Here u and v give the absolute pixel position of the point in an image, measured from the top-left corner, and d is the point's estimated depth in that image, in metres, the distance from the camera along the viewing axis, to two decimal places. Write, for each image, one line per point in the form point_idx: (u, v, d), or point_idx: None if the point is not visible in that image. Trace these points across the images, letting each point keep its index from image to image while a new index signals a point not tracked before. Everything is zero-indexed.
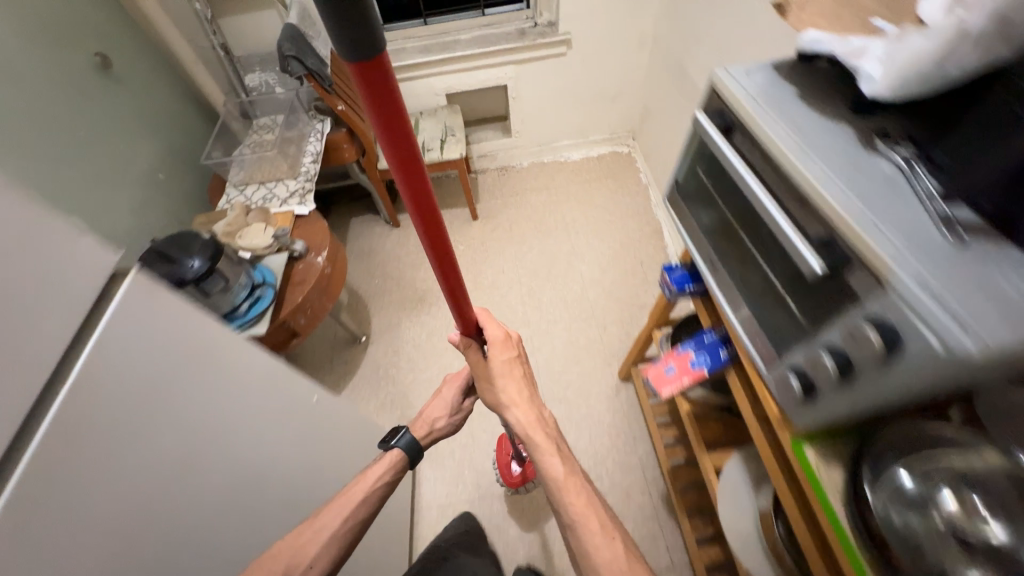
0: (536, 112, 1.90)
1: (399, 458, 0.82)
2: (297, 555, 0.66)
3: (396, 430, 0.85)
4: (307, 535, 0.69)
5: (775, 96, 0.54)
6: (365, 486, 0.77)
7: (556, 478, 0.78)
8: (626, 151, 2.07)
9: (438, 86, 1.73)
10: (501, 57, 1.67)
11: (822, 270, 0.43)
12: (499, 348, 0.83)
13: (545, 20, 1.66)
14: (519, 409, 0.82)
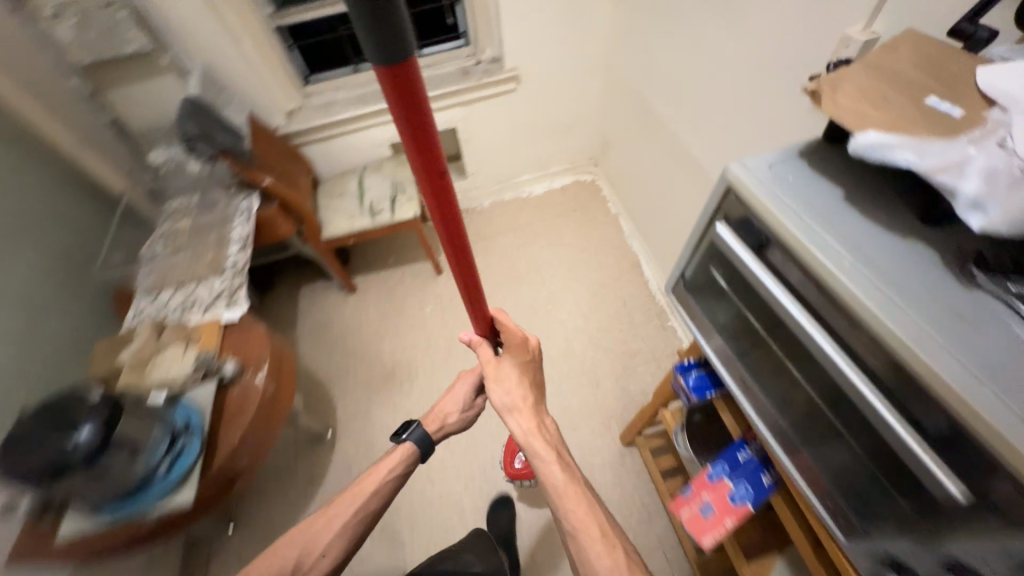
0: (492, 151, 1.77)
1: (410, 453, 0.88)
2: (309, 547, 0.80)
3: (408, 424, 0.89)
4: (320, 524, 0.83)
5: (820, 204, 0.42)
6: (377, 478, 0.86)
7: (553, 483, 0.77)
8: (589, 179, 1.97)
9: (381, 136, 1.56)
10: (447, 100, 1.52)
11: (964, 498, 0.32)
12: (512, 353, 0.82)
13: (489, 57, 1.53)
14: (522, 411, 0.81)
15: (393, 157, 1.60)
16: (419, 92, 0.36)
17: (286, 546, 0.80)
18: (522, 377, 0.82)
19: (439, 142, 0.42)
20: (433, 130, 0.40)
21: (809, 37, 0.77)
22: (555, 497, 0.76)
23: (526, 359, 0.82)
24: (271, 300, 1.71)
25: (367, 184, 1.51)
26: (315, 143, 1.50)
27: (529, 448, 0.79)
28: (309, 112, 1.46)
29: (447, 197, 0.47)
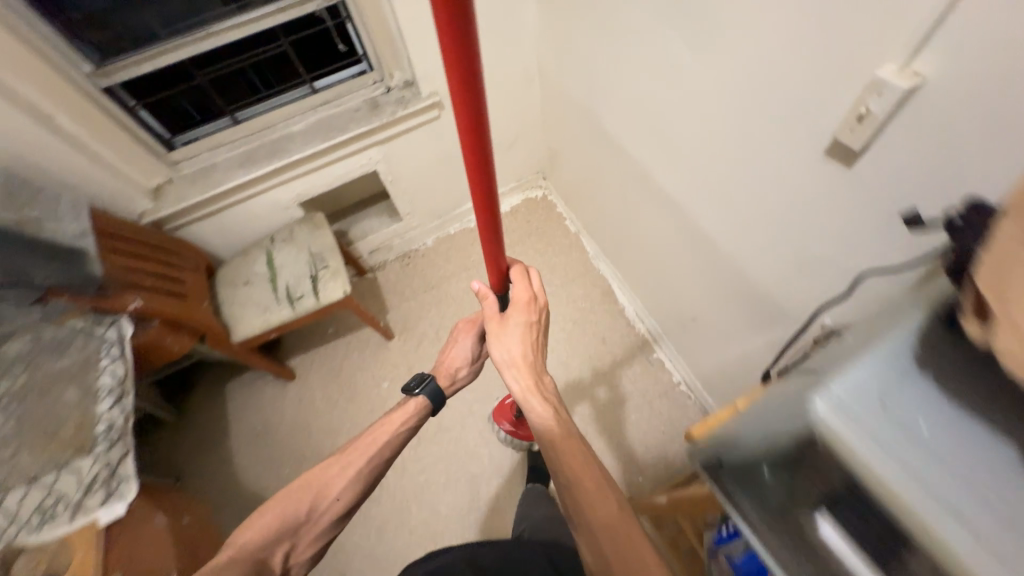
0: (424, 187, 1.50)
1: (424, 407, 0.86)
2: (325, 491, 0.79)
3: (422, 378, 0.87)
4: (334, 470, 0.81)
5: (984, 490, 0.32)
6: (390, 429, 0.84)
7: (550, 441, 0.71)
8: (540, 195, 1.75)
9: (284, 196, 1.26)
10: (356, 144, 1.23)
11: None
12: (516, 310, 0.74)
13: (400, 83, 1.24)
14: (520, 361, 0.74)
15: (305, 218, 1.31)
16: None
17: (288, 499, 0.79)
18: (527, 336, 0.74)
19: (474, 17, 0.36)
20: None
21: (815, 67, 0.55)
22: (551, 452, 0.70)
23: (533, 319, 0.74)
24: (193, 406, 1.42)
25: (279, 262, 1.22)
26: (202, 221, 1.19)
27: (529, 394, 0.74)
28: (183, 184, 1.15)
29: (477, 95, 0.42)
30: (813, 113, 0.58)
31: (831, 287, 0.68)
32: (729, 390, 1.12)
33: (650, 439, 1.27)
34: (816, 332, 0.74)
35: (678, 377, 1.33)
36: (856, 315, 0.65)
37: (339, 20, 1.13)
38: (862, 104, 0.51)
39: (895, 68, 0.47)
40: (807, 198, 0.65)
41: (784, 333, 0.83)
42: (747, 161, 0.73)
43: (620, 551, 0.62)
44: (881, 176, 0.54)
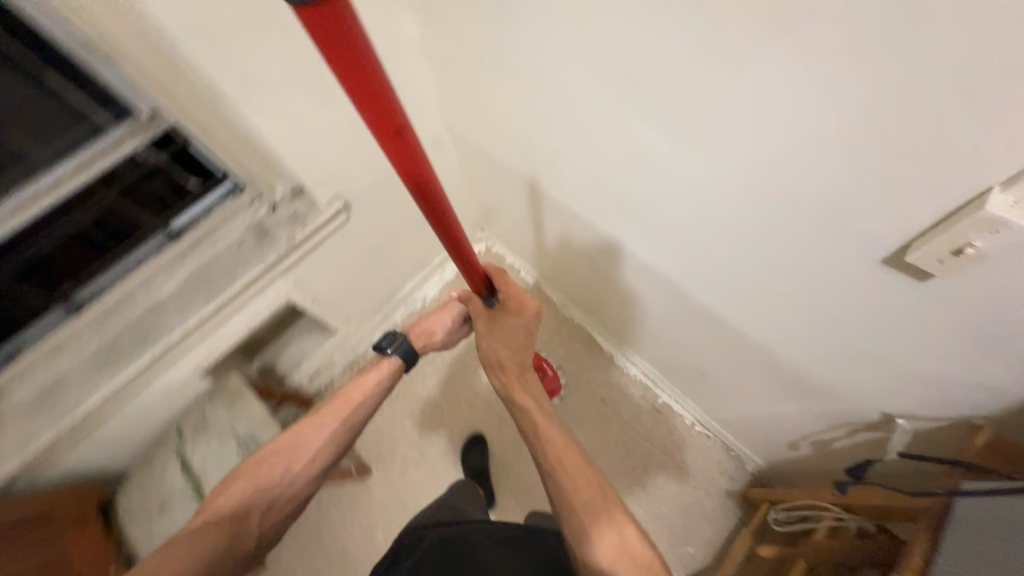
0: (352, 291, 1.25)
1: (395, 367, 0.87)
2: (299, 452, 0.77)
3: (393, 336, 0.87)
4: (307, 433, 0.79)
5: None
6: (360, 391, 0.84)
7: (532, 426, 0.76)
8: (482, 249, 1.56)
9: (179, 374, 0.96)
10: (251, 289, 0.94)
11: None
12: (507, 314, 0.81)
13: (286, 193, 0.95)
14: (500, 328, 0.81)
15: (217, 388, 1.03)
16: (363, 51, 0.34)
17: (264, 467, 0.75)
18: (512, 338, 0.81)
19: (398, 101, 0.39)
20: (386, 83, 0.37)
21: (878, 178, 0.44)
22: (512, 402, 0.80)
23: (526, 320, 0.80)
24: None
25: (200, 458, 0.94)
26: (77, 446, 0.88)
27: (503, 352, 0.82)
28: (18, 420, 0.81)
29: (415, 161, 0.46)
30: (877, 222, 0.47)
31: (901, 385, 0.59)
32: (754, 435, 1.04)
33: (687, 500, 1.16)
34: (880, 419, 0.66)
35: (690, 419, 1.23)
36: (942, 415, 0.57)
37: (179, 145, 0.84)
38: (961, 239, 0.40)
39: (1008, 199, 0.36)
40: (867, 298, 0.54)
41: (830, 408, 0.73)
42: (773, 250, 0.61)
43: (584, 477, 0.70)
44: (985, 299, 0.44)
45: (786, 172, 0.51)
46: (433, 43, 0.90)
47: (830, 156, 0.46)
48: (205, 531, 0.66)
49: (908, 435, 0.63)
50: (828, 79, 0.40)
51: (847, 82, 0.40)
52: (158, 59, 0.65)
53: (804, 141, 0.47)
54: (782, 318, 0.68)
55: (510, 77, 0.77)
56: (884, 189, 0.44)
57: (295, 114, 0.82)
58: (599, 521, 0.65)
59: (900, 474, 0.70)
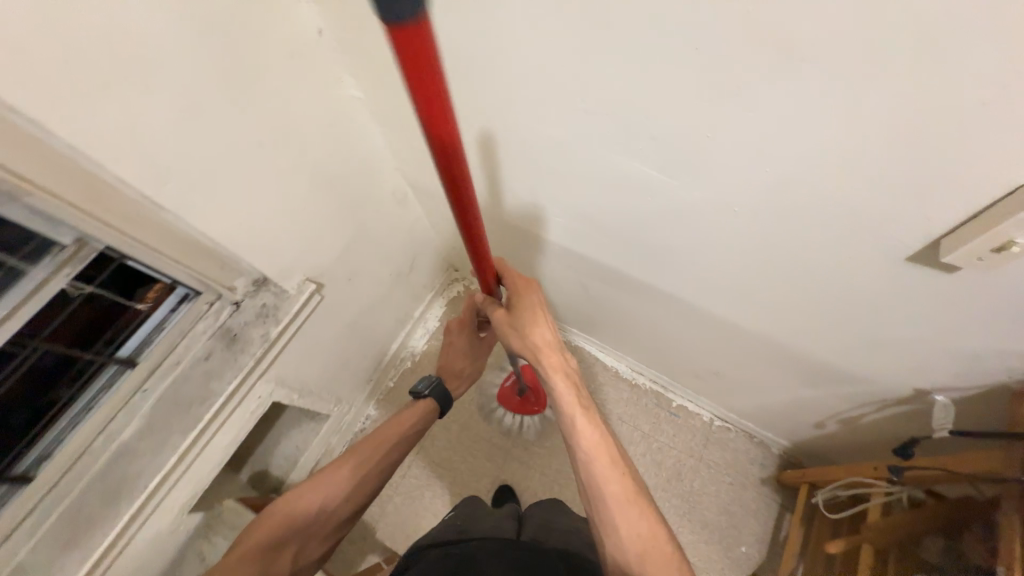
0: (339, 368, 1.17)
1: (431, 408, 0.93)
2: (332, 495, 0.76)
3: (430, 380, 0.94)
4: (343, 471, 0.78)
5: None
6: (401, 429, 0.87)
7: (571, 413, 0.70)
8: (460, 291, 1.53)
9: (164, 520, 0.82)
10: (232, 403, 0.84)
11: None
12: (527, 290, 0.80)
13: (248, 288, 0.86)
14: (522, 318, 0.77)
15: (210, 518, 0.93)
16: (435, 65, 0.36)
17: (301, 502, 0.73)
18: (540, 317, 0.78)
19: (454, 115, 0.42)
20: (448, 98, 0.40)
21: (894, 183, 0.45)
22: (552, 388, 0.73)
23: (535, 296, 0.79)
24: None
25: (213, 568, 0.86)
26: None
27: (531, 337, 0.76)
28: None
29: (458, 168, 0.48)
30: (902, 222, 0.47)
31: (934, 360, 0.61)
32: (770, 418, 1.07)
33: (729, 499, 1.15)
34: (913, 394, 0.69)
35: (708, 415, 1.23)
36: (973, 385, 0.61)
37: (114, 265, 0.71)
38: (1005, 237, 0.40)
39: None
40: (890, 290, 0.55)
41: (853, 386, 0.75)
42: (787, 259, 0.60)
43: (613, 463, 0.67)
44: (1018, 281, 0.46)
45: (800, 183, 0.50)
46: (382, 106, 0.86)
47: (846, 165, 0.46)
48: (245, 563, 0.65)
49: (949, 407, 0.66)
50: (842, 96, 0.40)
51: (871, 95, 0.39)
52: (83, 185, 0.56)
53: (818, 154, 0.46)
54: (801, 317, 0.68)
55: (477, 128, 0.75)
56: (901, 192, 0.45)
57: (252, 207, 0.74)
58: (622, 507, 0.64)
59: (943, 444, 0.72)
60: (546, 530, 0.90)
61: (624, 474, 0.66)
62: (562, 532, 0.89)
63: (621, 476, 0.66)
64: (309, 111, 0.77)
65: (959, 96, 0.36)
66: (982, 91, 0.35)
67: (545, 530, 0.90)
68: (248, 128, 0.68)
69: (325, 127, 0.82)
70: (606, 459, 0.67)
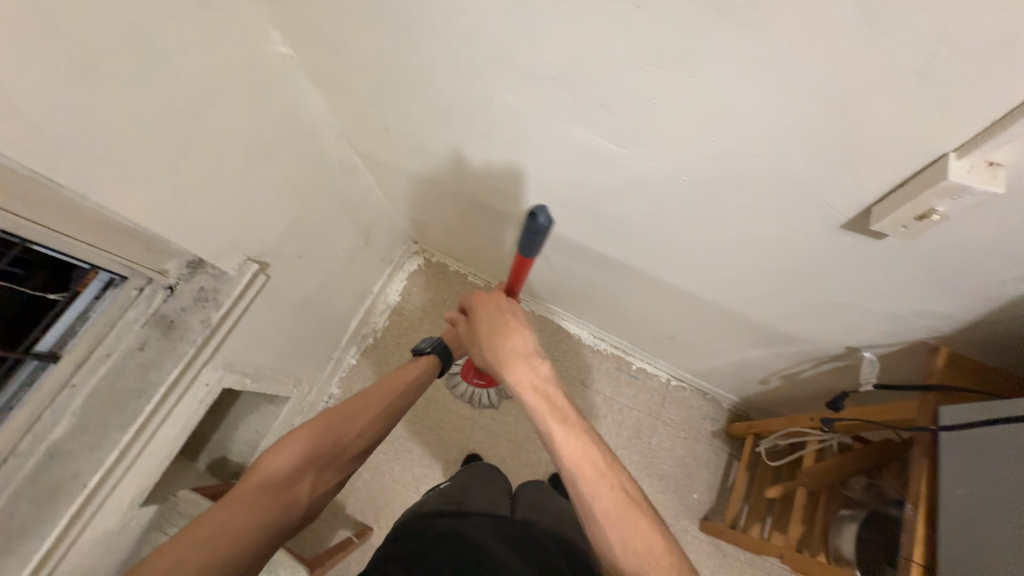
0: (295, 348, 1.13)
1: (432, 362, 0.88)
2: (347, 427, 0.73)
3: (432, 336, 0.91)
4: (356, 407, 0.75)
5: None
6: (407, 376, 0.83)
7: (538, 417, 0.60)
8: (421, 263, 1.48)
9: (112, 516, 0.78)
10: (176, 393, 0.79)
11: None
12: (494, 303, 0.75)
13: (182, 271, 0.80)
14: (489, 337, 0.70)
15: (166, 506, 0.90)
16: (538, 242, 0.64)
17: (317, 436, 0.69)
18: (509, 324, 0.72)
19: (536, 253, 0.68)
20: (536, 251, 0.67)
21: (834, 156, 0.44)
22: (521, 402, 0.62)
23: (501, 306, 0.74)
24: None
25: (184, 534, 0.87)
26: None
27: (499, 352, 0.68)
28: None
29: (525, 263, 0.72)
30: (837, 194, 0.48)
31: (863, 320, 0.65)
32: (721, 377, 1.13)
33: (684, 453, 1.22)
34: (845, 351, 0.74)
35: (665, 376, 1.29)
36: (897, 342, 0.66)
37: (18, 250, 0.64)
38: (926, 206, 0.42)
39: (964, 166, 0.38)
40: (826, 257, 0.57)
41: (794, 345, 0.80)
42: (731, 228, 0.61)
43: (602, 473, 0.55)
44: (938, 248, 0.48)
45: (748, 156, 0.49)
46: (316, 65, 0.78)
47: (789, 138, 0.45)
48: (258, 498, 0.62)
49: (874, 363, 0.71)
50: (785, 67, 0.38)
51: (810, 66, 0.38)
52: None
53: (764, 127, 0.45)
54: (745, 283, 0.71)
55: (420, 90, 0.70)
56: (841, 164, 0.45)
57: (174, 182, 0.67)
58: (617, 519, 0.52)
59: (869, 395, 0.78)
60: (531, 510, 0.92)
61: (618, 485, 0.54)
62: (544, 510, 0.92)
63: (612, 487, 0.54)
64: (230, 72, 0.68)
65: (898, 67, 0.35)
66: (919, 62, 0.34)
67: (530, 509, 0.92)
68: (155, 93, 0.59)
69: (255, 92, 0.74)
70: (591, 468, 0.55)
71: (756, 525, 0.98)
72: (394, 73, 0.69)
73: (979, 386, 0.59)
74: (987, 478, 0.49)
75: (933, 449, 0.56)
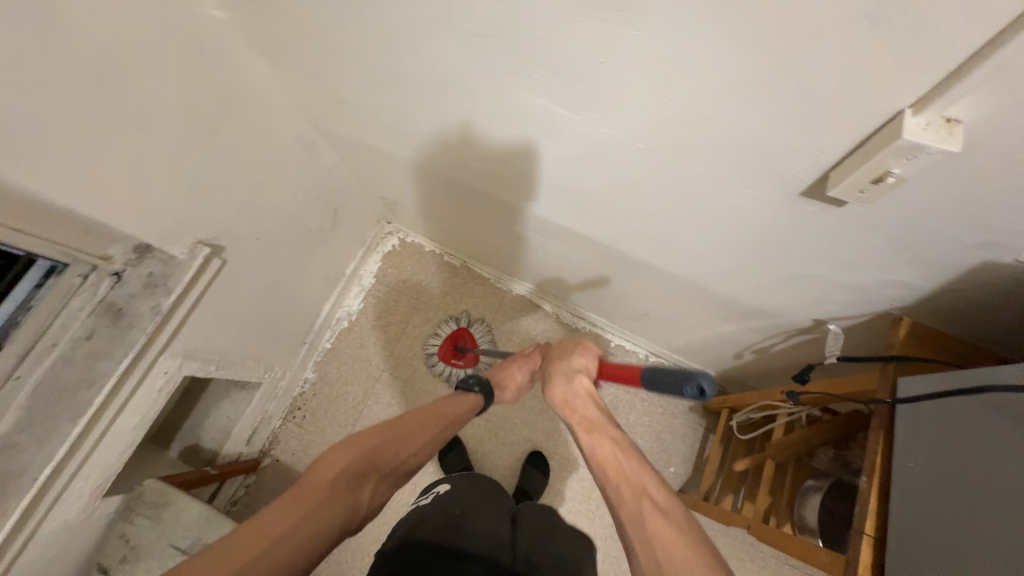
0: (262, 333, 1.10)
1: (477, 402, 0.80)
2: (408, 440, 0.67)
3: (480, 375, 0.84)
4: (416, 421, 0.70)
5: None
6: (462, 403, 0.77)
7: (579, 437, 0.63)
8: (396, 243, 1.44)
9: (73, 508, 0.77)
10: (130, 382, 0.77)
11: None
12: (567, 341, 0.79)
13: (129, 256, 0.76)
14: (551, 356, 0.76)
15: (132, 494, 0.88)
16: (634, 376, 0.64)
17: (383, 441, 0.64)
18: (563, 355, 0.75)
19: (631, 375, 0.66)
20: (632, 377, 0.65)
21: (791, 117, 0.41)
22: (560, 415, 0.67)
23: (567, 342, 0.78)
24: None
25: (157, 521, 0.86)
26: None
27: (551, 368, 0.73)
28: None
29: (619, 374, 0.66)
30: (794, 158, 0.45)
31: (827, 292, 0.64)
32: (695, 352, 1.12)
33: (661, 427, 1.23)
34: (812, 324, 0.73)
35: (643, 352, 1.28)
36: (860, 314, 0.65)
37: None
38: (882, 169, 0.39)
39: (920, 122, 0.36)
40: (788, 226, 0.55)
41: (763, 319, 0.78)
42: (692, 200, 0.59)
43: (623, 478, 0.54)
44: (895, 214, 0.46)
45: (704, 120, 0.46)
46: (259, 28, 0.72)
47: (747, 99, 0.41)
48: (323, 501, 0.55)
49: (839, 336, 0.70)
50: (732, 18, 0.35)
51: (754, 17, 0.34)
52: None
53: (714, 88, 0.42)
54: (711, 256, 0.68)
55: (367, 57, 0.65)
56: (797, 127, 0.42)
57: (106, 162, 0.62)
58: (637, 521, 0.50)
59: (835, 368, 0.78)
60: (538, 540, 0.76)
61: (641, 491, 0.53)
62: (552, 544, 0.75)
63: (633, 491, 0.53)
64: (158, 38, 0.62)
65: (851, 11, 0.32)
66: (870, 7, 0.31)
67: (537, 539, 0.75)
68: (71, 61, 0.53)
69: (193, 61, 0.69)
70: (613, 474, 0.55)
71: (728, 494, 0.99)
72: (338, 36, 0.64)
73: (939, 352, 0.59)
74: (948, 451, 0.48)
75: (889, 422, 0.56)
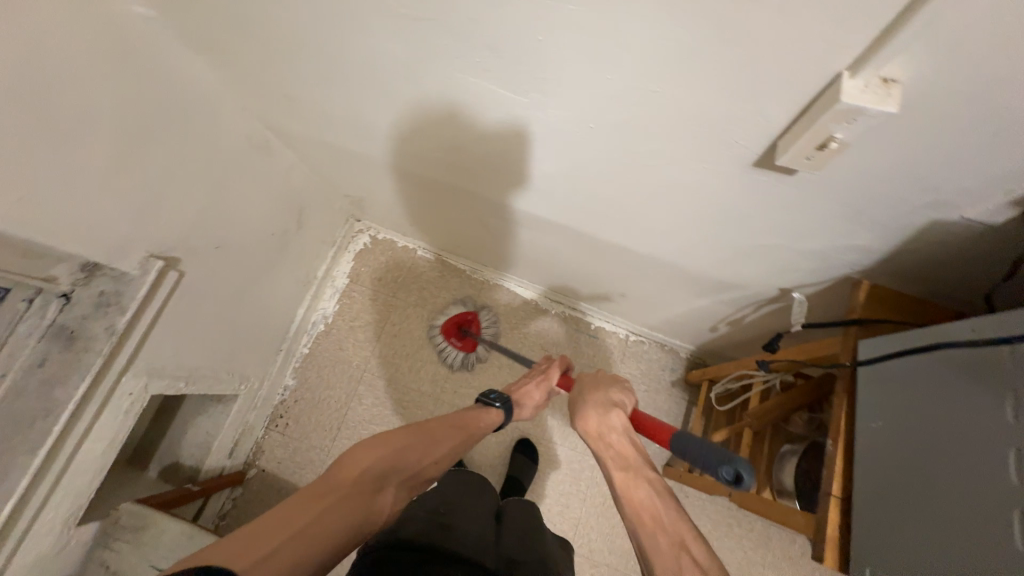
0: (234, 344, 1.07)
1: (497, 421, 0.78)
2: (432, 445, 0.66)
3: (501, 390, 0.82)
4: (439, 428, 0.69)
5: None
6: (482, 423, 0.76)
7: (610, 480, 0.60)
8: (368, 242, 1.41)
9: (46, 540, 0.74)
10: (91, 406, 0.74)
11: None
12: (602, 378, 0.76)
13: (76, 277, 0.72)
14: (584, 386, 0.75)
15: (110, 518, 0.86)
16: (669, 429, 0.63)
17: (408, 443, 0.64)
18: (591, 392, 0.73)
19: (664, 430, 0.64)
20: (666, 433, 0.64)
21: (736, 88, 0.40)
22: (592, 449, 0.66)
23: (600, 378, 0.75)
24: None
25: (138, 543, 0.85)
26: None
27: (586, 399, 0.71)
28: None
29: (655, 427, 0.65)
30: (744, 130, 0.45)
31: (789, 261, 0.64)
32: (672, 328, 1.13)
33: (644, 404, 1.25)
34: (779, 294, 0.74)
35: (623, 332, 1.29)
36: (822, 280, 0.66)
37: None
38: (826, 134, 0.39)
39: (859, 84, 0.35)
40: (745, 199, 0.55)
41: (732, 291, 0.79)
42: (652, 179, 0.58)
43: (664, 531, 0.52)
44: (844, 180, 0.47)
45: (654, 96, 0.45)
46: (190, 25, 0.67)
47: (694, 72, 0.40)
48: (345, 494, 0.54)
49: (803, 304, 0.71)
50: None
51: None
52: None
53: (661, 61, 0.40)
54: (676, 234, 0.68)
55: (306, 49, 0.62)
56: (744, 98, 0.41)
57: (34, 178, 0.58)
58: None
59: (804, 335, 0.79)
60: (518, 540, 0.77)
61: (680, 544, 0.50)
62: (534, 546, 0.76)
63: (672, 543, 0.51)
64: (78, 43, 0.58)
65: None
66: None
67: (519, 543, 0.75)
68: None
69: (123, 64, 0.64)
70: (652, 526, 0.53)
71: None
72: (273, 28, 0.60)
73: (898, 312, 0.61)
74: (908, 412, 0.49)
75: (852, 385, 0.57)
